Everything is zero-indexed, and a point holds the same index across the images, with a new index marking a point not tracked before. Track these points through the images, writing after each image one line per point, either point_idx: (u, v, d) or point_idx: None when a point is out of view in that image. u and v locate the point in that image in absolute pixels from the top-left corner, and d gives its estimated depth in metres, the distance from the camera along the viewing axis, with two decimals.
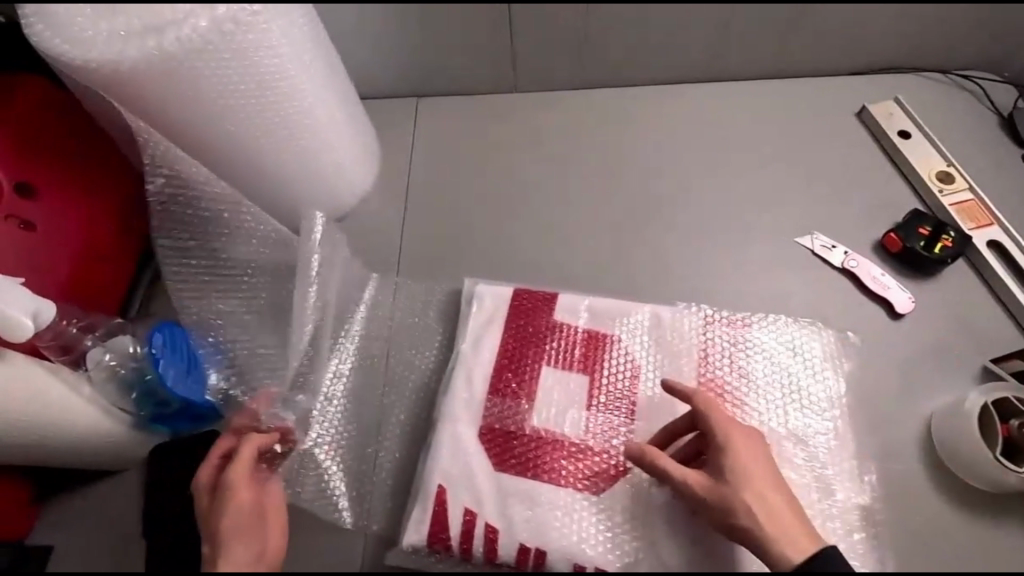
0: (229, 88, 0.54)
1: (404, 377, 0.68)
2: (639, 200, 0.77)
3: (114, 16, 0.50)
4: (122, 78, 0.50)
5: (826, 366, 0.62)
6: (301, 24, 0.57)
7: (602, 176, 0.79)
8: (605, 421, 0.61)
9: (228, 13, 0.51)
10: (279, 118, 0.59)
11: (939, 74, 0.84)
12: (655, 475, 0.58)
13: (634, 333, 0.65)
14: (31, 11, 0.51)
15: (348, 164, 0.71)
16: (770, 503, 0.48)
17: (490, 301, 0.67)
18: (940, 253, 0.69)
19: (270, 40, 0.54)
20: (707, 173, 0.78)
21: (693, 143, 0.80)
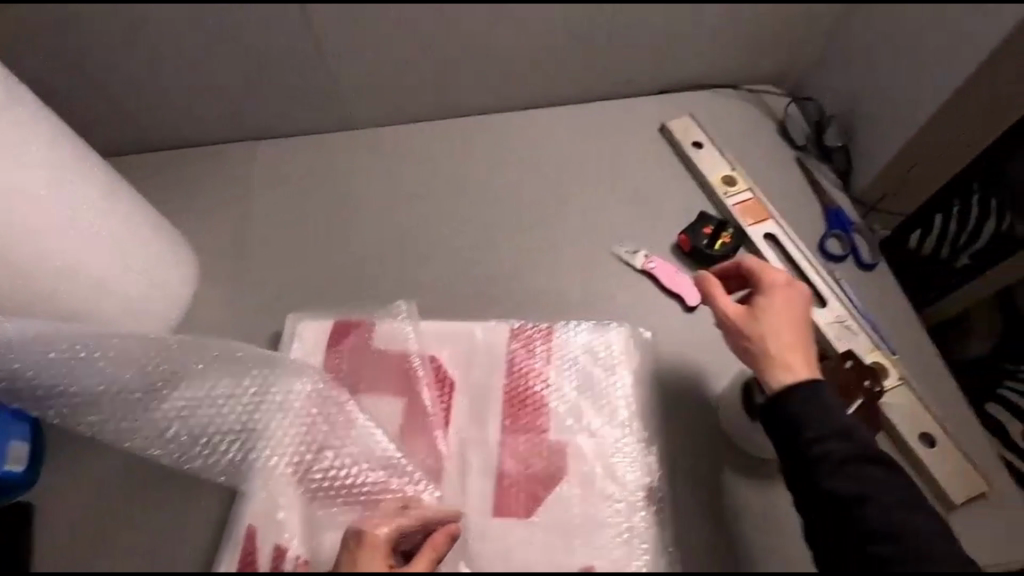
0: None
1: None
2: (462, 226, 0.82)
3: None
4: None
5: (621, 359, 0.66)
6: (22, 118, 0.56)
7: (430, 207, 0.83)
8: (419, 439, 0.62)
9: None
10: (54, 234, 0.58)
11: (731, 90, 0.92)
12: (460, 486, 0.59)
13: (448, 351, 0.68)
14: None
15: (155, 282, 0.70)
16: (791, 324, 0.55)
17: (309, 333, 0.69)
18: (721, 250, 0.77)
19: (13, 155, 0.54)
20: (524, 195, 0.84)
21: (512, 167, 0.86)
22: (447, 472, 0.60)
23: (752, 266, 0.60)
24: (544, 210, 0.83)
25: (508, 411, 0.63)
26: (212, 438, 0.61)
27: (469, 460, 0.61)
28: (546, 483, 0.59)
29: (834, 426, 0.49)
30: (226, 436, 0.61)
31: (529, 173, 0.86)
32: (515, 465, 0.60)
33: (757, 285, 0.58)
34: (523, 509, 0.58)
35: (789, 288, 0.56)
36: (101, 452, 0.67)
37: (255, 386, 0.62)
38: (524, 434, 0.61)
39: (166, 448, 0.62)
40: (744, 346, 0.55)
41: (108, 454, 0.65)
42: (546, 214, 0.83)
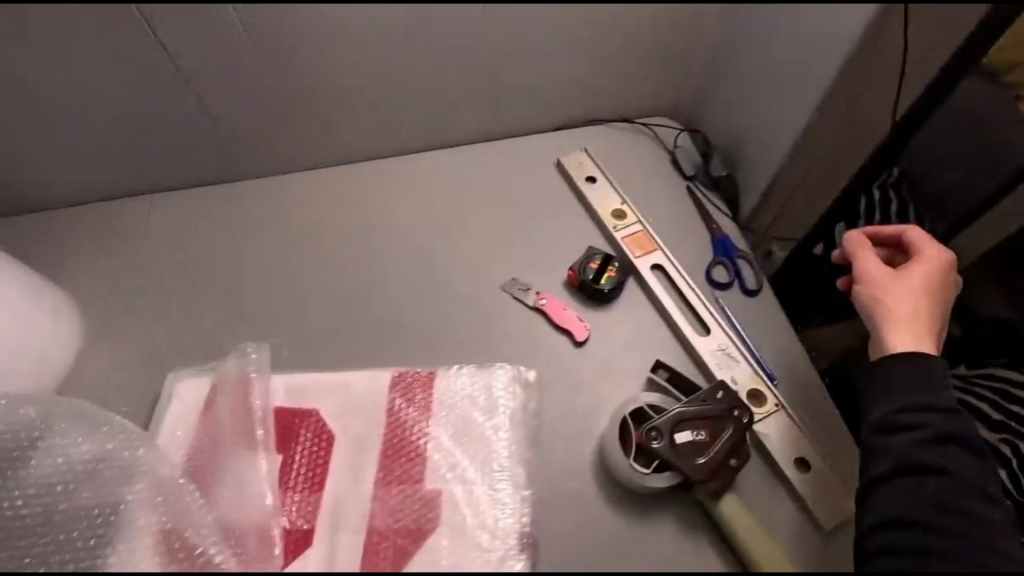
0: None
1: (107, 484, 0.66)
2: (350, 273, 0.81)
3: None
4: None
5: (501, 401, 0.66)
6: None
7: (323, 253, 0.82)
8: (289, 499, 0.62)
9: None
10: None
11: (626, 123, 0.93)
12: (331, 546, 0.58)
13: (330, 404, 0.67)
14: None
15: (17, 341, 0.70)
16: (903, 300, 0.64)
17: (188, 393, 0.69)
18: (607, 284, 0.78)
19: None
20: (415, 237, 0.84)
21: (403, 208, 0.86)
22: (319, 531, 0.59)
23: (918, 236, 0.67)
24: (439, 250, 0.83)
25: (384, 464, 0.62)
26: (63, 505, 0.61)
27: (341, 516, 0.60)
28: (416, 536, 0.58)
29: (920, 399, 0.58)
30: (80, 522, 0.60)
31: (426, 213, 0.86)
32: (387, 520, 0.59)
33: (915, 252, 0.67)
34: (391, 565, 0.56)
35: (939, 260, 0.66)
36: None
37: (91, 451, 0.63)
38: (397, 486, 0.61)
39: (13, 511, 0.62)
40: (873, 312, 0.65)
41: None
42: (438, 255, 0.83)
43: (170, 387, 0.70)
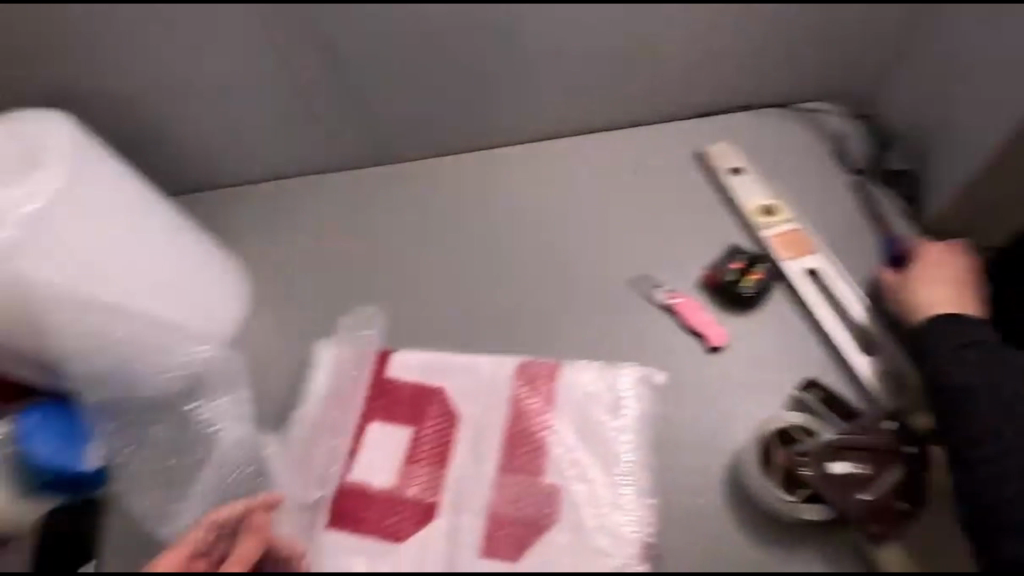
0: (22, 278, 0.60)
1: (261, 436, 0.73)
2: (474, 255, 0.77)
3: None
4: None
5: (627, 402, 0.64)
6: (106, 172, 0.65)
7: None
8: (416, 471, 0.64)
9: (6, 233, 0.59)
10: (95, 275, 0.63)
11: (780, 108, 0.83)
12: (453, 522, 0.60)
13: (458, 384, 0.69)
14: None
15: (187, 303, 0.69)
16: (949, 290, 0.67)
17: (328, 359, 0.72)
18: (751, 287, 0.71)
19: (50, 226, 0.60)
20: (544, 223, 0.79)
21: (532, 190, 0.80)
22: (443, 505, 0.62)
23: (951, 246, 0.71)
24: None
25: (506, 450, 0.63)
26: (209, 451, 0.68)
27: (464, 495, 0.62)
28: (536, 528, 0.58)
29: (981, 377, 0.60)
30: (209, 476, 0.66)
31: None
32: (510, 506, 0.59)
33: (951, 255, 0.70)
34: (509, 554, 0.57)
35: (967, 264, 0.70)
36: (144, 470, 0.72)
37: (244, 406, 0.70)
38: (519, 475, 0.61)
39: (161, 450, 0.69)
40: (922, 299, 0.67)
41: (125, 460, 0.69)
42: (566, 242, 0.77)
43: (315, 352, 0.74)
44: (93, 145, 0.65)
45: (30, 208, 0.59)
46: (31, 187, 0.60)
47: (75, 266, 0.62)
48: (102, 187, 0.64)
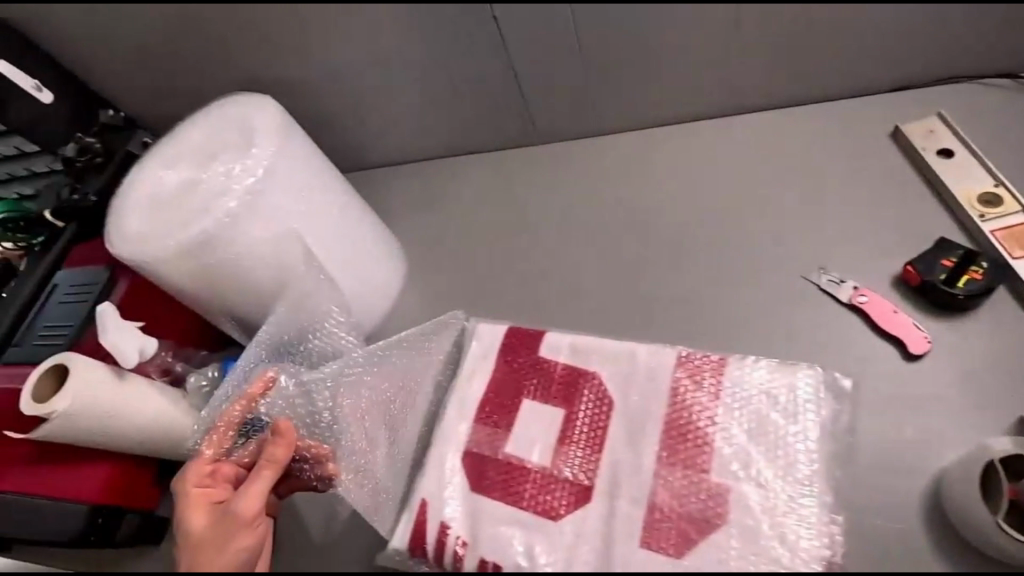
0: (238, 248, 0.68)
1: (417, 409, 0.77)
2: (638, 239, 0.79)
3: (159, 216, 0.69)
4: (162, 258, 0.67)
5: (807, 406, 0.58)
6: (302, 151, 0.72)
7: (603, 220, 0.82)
8: (571, 453, 0.64)
9: (232, 205, 0.66)
10: (292, 245, 0.70)
11: (1001, 79, 0.75)
12: (609, 510, 0.59)
13: (611, 370, 0.68)
14: (114, 218, 0.71)
15: (351, 269, 0.77)
16: None
17: (488, 337, 0.75)
18: (965, 288, 0.62)
19: (266, 203, 0.68)
20: (705, 211, 0.78)
21: (694, 177, 0.81)
22: (598, 490, 0.61)
23: None
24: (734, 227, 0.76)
25: (670, 441, 0.60)
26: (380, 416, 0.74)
27: (621, 482, 0.60)
28: (702, 526, 0.55)
29: None
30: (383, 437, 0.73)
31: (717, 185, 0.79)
32: (672, 500, 0.57)
33: None
34: (674, 548, 0.55)
35: None
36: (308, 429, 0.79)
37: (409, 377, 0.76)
38: (682, 468, 0.58)
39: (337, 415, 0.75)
40: None
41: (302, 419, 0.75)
42: (729, 230, 0.76)
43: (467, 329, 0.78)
44: (294, 127, 0.72)
45: (251, 188, 0.66)
46: (250, 166, 0.67)
47: (281, 240, 0.69)
48: (305, 172, 0.72)
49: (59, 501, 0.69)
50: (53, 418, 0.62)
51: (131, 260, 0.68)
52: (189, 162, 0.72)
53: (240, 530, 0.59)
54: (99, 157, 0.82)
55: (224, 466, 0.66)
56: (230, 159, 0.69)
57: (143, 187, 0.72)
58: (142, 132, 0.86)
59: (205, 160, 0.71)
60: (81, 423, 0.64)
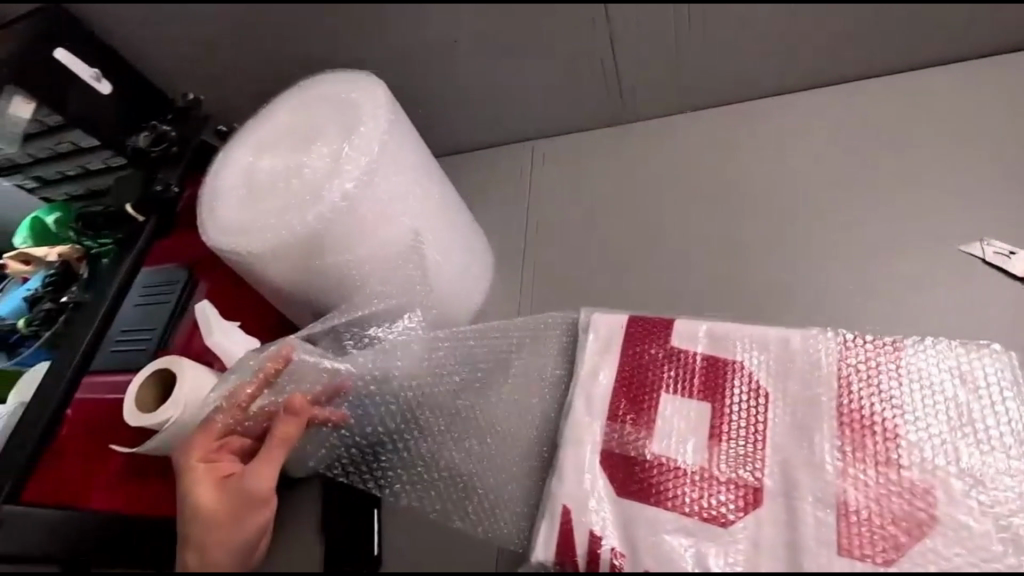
0: (347, 237, 0.61)
1: (526, 412, 0.69)
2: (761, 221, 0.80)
3: (254, 205, 0.63)
4: (266, 251, 0.61)
5: (1000, 391, 0.55)
6: (407, 135, 0.66)
7: (723, 207, 0.83)
8: (730, 450, 0.58)
9: (347, 188, 0.59)
10: (400, 233, 0.65)
11: None
12: (790, 512, 0.53)
13: (759, 358, 0.62)
14: (205, 209, 0.65)
15: (447, 259, 0.72)
16: None
17: (603, 329, 0.69)
18: None
19: (380, 188, 0.62)
20: (826, 190, 0.79)
21: (809, 162, 0.82)
22: (771, 492, 0.54)
23: None
24: (865, 208, 0.77)
25: (851, 430, 0.55)
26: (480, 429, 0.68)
27: (799, 484, 0.54)
28: (908, 529, 0.51)
29: None
30: (493, 444, 0.68)
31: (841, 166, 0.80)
32: (863, 498, 0.52)
33: None
34: (881, 556, 0.50)
35: None
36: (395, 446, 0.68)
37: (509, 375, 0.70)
38: (870, 463, 0.54)
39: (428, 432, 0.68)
40: None
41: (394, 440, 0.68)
42: (855, 210, 0.77)
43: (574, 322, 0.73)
44: (398, 107, 0.65)
45: (365, 171, 0.60)
46: (360, 149, 0.61)
47: (392, 228, 0.64)
48: (413, 154, 0.66)
49: (150, 516, 0.61)
50: (171, 427, 0.56)
51: (229, 253, 0.62)
52: (285, 145, 0.65)
53: (258, 509, 0.54)
54: (174, 147, 0.76)
55: (234, 439, 0.59)
56: (335, 140, 0.63)
57: (232, 178, 0.66)
58: (215, 120, 0.80)
59: (305, 143, 0.64)
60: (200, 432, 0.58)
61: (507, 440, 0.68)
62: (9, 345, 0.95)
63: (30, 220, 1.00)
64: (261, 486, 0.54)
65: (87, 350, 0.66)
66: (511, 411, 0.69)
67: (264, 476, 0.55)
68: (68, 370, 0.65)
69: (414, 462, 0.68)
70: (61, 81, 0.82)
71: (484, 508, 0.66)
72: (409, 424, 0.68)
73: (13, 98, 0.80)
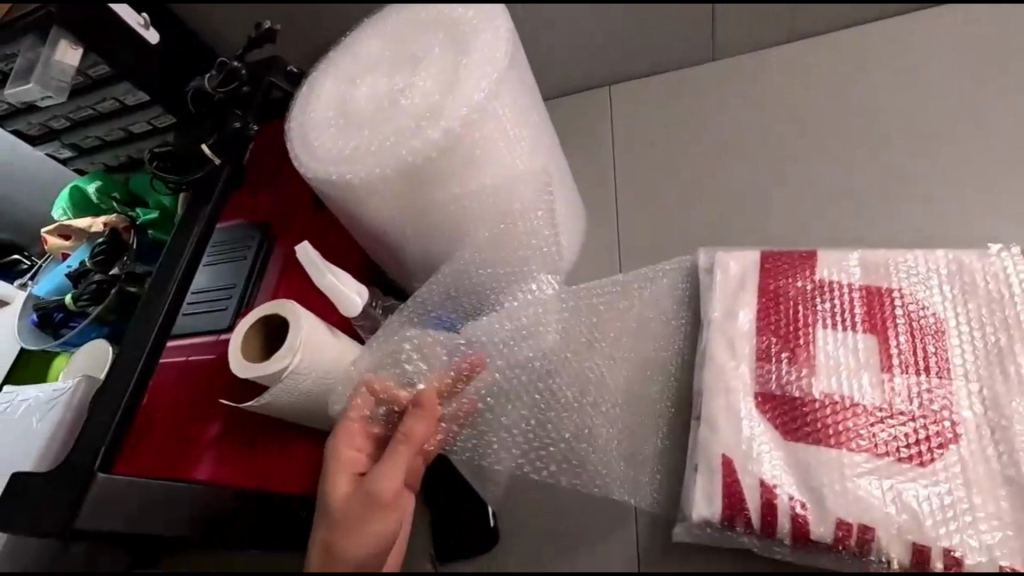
0: (468, 166, 0.54)
1: (656, 365, 0.61)
2: (882, 150, 0.74)
3: (353, 132, 0.55)
4: (378, 181, 0.52)
5: None
6: (517, 50, 0.57)
7: (838, 138, 0.77)
8: (910, 385, 0.51)
9: (477, 96, 0.52)
10: (517, 162, 0.57)
11: None
12: (1007, 445, 0.48)
13: (928, 285, 0.55)
14: (296, 141, 0.58)
15: (556, 199, 0.65)
16: None
17: (734, 267, 0.59)
18: None
19: (506, 102, 0.54)
20: (951, 110, 0.73)
21: (925, 86, 0.76)
22: (970, 426, 0.49)
23: None
24: (999, 123, 0.71)
25: None
26: (610, 387, 0.59)
27: (1006, 409, 0.49)
28: None
29: None
30: (620, 403, 0.59)
31: (967, 86, 0.74)
32: None
33: None
34: None
35: None
36: (514, 411, 0.57)
37: (631, 328, 0.61)
38: None
39: (551, 390, 0.58)
40: None
41: (513, 400, 0.57)
42: (988, 127, 0.71)
43: (691, 263, 0.64)
44: (507, 19, 0.57)
45: (493, 80, 0.53)
46: (479, 68, 0.54)
47: (514, 153, 0.56)
48: (527, 74, 0.59)
49: (230, 488, 0.54)
50: (279, 379, 0.49)
51: (334, 185, 0.54)
52: (384, 68, 0.58)
53: (376, 518, 0.46)
54: (245, 87, 0.69)
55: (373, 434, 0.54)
56: (447, 56, 0.56)
57: (323, 109, 0.58)
58: (284, 61, 0.72)
59: (408, 64, 0.57)
60: (309, 387, 0.51)
61: (642, 405, 0.59)
62: (52, 324, 0.83)
63: (69, 189, 0.90)
64: (386, 489, 0.46)
65: (165, 322, 0.57)
66: (642, 368, 0.60)
67: (390, 478, 0.47)
68: (160, 312, 0.56)
69: (527, 422, 0.57)
70: (110, 25, 0.74)
71: (623, 471, 0.58)
72: (532, 381, 0.58)
73: (59, 42, 0.71)
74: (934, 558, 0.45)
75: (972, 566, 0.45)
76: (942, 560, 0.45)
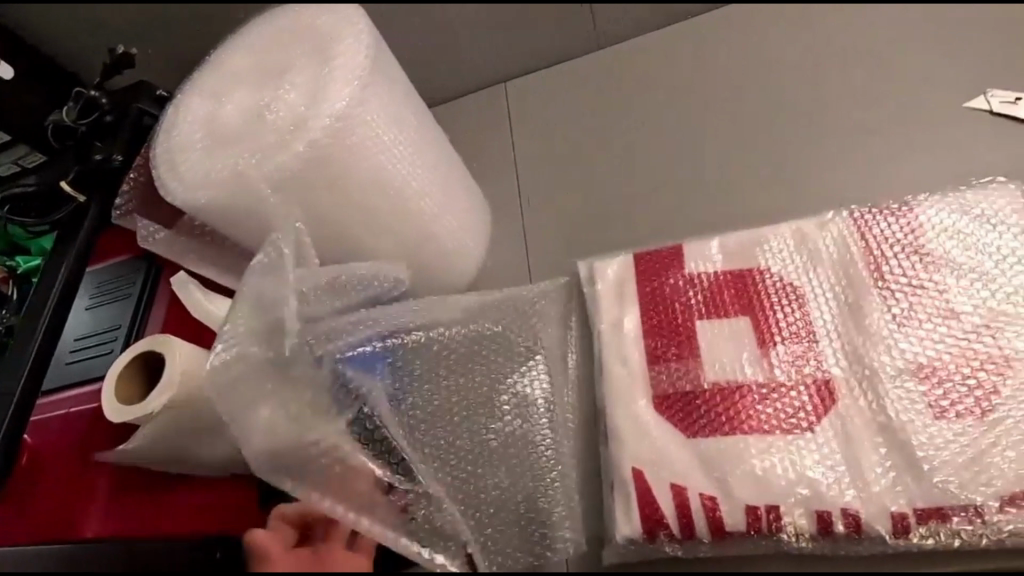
0: (337, 185, 0.53)
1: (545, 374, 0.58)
2: (762, 118, 0.76)
3: (219, 154, 0.53)
4: (245, 203, 0.51)
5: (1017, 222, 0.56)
6: (373, 50, 0.55)
7: (716, 111, 0.79)
8: (781, 347, 0.55)
9: (338, 106, 0.51)
10: (398, 165, 0.56)
11: None
12: (874, 393, 0.52)
13: (785, 260, 0.58)
14: (161, 167, 0.55)
15: (448, 197, 0.64)
16: None
17: (610, 272, 0.62)
18: None
19: (372, 107, 0.54)
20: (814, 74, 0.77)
21: (791, 52, 0.79)
22: (838, 378, 0.53)
23: None
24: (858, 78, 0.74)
25: (905, 296, 0.55)
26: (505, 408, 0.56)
27: (867, 360, 0.53)
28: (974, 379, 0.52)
29: None
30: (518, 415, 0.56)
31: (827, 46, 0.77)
32: (931, 358, 0.52)
33: None
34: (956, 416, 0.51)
35: None
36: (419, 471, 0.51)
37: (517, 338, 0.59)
38: (926, 320, 0.54)
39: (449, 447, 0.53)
40: None
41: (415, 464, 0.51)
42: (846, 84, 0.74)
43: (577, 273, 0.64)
44: (365, 20, 0.56)
45: (356, 87, 0.52)
46: (342, 75, 0.53)
47: (401, 157, 0.57)
48: (396, 75, 0.59)
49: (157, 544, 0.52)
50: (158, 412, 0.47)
51: (202, 212, 0.52)
52: (246, 84, 0.56)
53: None
54: (108, 116, 0.65)
55: None
56: (310, 66, 0.55)
57: (186, 132, 0.56)
58: (150, 85, 0.68)
59: (272, 78, 0.56)
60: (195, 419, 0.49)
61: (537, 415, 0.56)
62: None
63: None
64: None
65: None
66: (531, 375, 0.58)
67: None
68: None
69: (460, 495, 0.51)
70: None
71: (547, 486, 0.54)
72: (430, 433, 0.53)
73: None
74: (834, 519, 0.49)
75: (858, 517, 0.49)
76: (841, 522, 0.49)
